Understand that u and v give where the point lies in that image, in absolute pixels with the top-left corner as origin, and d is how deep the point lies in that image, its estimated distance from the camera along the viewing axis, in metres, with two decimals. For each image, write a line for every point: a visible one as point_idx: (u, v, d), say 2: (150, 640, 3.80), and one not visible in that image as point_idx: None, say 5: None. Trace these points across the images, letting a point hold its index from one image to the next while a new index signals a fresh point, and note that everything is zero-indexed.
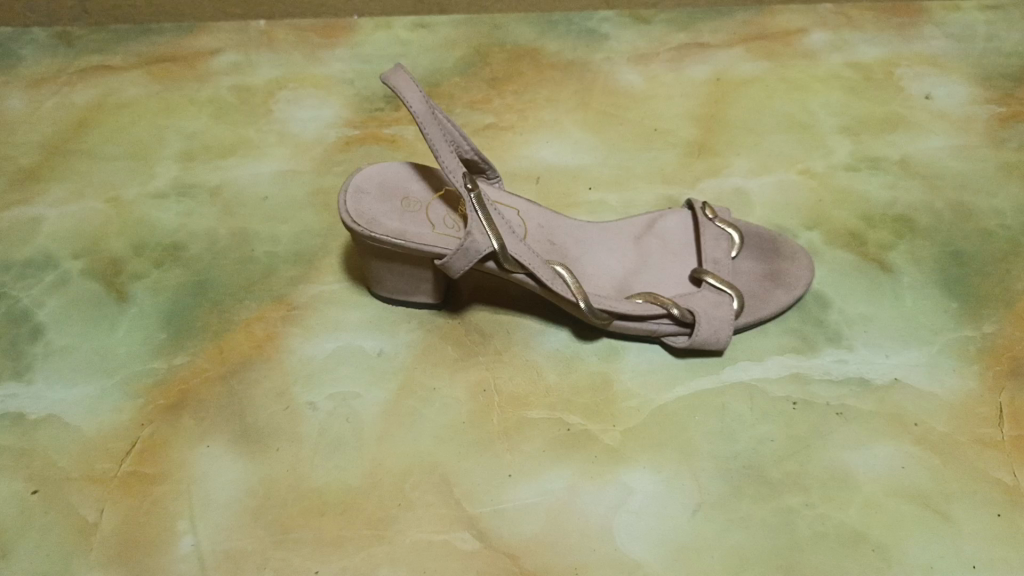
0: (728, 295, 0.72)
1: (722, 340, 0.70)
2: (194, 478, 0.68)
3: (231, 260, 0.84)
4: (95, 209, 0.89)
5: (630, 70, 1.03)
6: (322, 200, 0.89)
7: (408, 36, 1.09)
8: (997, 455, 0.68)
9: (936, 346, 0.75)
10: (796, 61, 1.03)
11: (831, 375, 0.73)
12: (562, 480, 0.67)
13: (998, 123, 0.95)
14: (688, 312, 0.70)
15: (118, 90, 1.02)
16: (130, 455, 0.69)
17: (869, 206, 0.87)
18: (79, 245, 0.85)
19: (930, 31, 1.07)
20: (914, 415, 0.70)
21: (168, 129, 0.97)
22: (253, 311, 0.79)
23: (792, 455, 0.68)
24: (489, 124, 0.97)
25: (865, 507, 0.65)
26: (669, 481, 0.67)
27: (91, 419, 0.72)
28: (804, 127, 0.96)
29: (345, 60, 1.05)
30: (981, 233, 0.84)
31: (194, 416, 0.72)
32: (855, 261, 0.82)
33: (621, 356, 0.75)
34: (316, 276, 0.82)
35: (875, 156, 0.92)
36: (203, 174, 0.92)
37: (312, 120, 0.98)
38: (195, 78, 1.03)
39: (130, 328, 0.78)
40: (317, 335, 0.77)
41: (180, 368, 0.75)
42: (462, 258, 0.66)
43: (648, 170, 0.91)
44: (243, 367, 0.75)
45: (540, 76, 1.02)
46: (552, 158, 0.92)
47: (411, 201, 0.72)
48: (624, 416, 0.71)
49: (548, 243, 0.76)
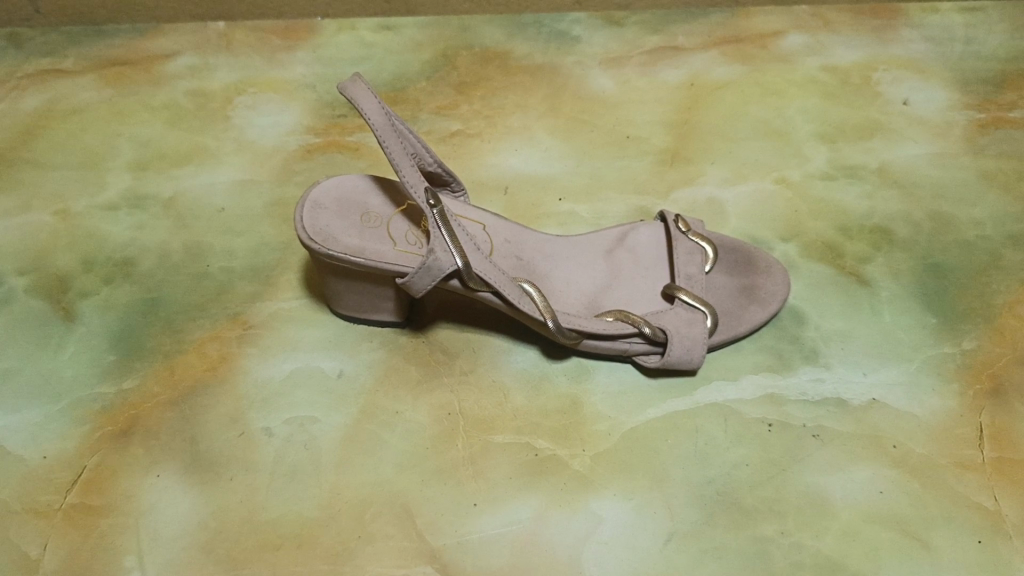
0: (702, 312, 0.69)
1: (695, 359, 0.68)
2: (144, 511, 0.65)
3: (185, 276, 0.80)
4: (43, 221, 0.85)
5: (603, 74, 1.00)
6: (281, 212, 0.86)
7: (373, 38, 1.05)
8: (977, 478, 0.66)
9: (915, 363, 0.72)
10: (771, 65, 1.01)
11: (807, 395, 0.71)
12: (529, 509, 0.64)
13: (977, 129, 0.93)
14: (661, 330, 0.68)
15: (69, 95, 0.98)
16: (76, 486, 0.66)
17: (846, 216, 0.85)
18: (25, 260, 0.81)
19: (908, 34, 1.05)
20: (892, 437, 0.68)
21: (121, 137, 0.93)
22: (207, 330, 0.76)
23: (767, 481, 0.65)
24: (456, 131, 0.93)
25: (843, 535, 0.63)
26: (641, 508, 0.64)
27: (35, 447, 0.68)
28: (780, 134, 0.93)
29: (306, 64, 1.02)
30: (960, 245, 0.82)
31: (143, 443, 0.68)
32: (831, 275, 0.79)
33: (591, 375, 0.72)
34: (275, 293, 0.79)
35: (852, 164, 0.90)
36: (157, 184, 0.88)
37: (271, 127, 0.94)
38: (150, 82, 1.00)
39: (78, 350, 0.74)
40: (275, 356, 0.74)
41: (129, 392, 0.72)
42: (425, 277, 0.63)
43: (621, 179, 0.88)
44: (196, 391, 0.72)
45: (509, 81, 0.99)
46: (520, 167, 0.89)
47: (371, 216, 0.69)
48: (594, 439, 0.68)
49: (515, 259, 0.73)
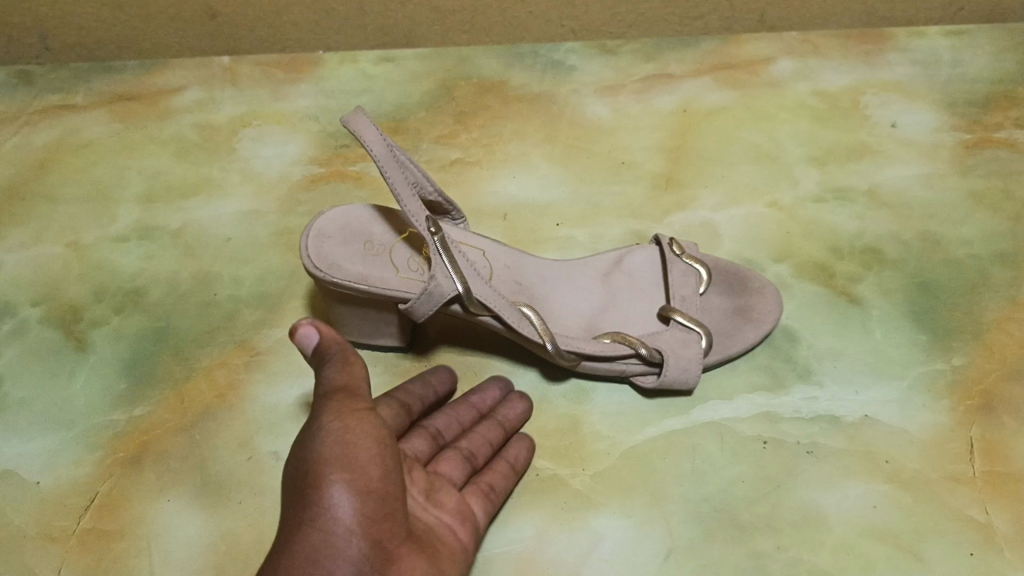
0: (696, 333, 0.71)
1: (691, 379, 0.69)
2: (156, 534, 0.66)
3: (193, 304, 0.82)
4: (55, 253, 0.87)
5: (598, 102, 1.03)
6: (286, 240, 0.88)
7: (374, 70, 1.08)
8: (969, 492, 0.67)
9: (906, 380, 0.74)
10: (762, 90, 1.03)
11: (801, 413, 0.72)
12: (531, 528, 0.66)
13: (964, 150, 0.95)
14: (657, 351, 0.70)
15: (79, 130, 1.01)
16: (89, 511, 0.68)
17: (837, 237, 0.87)
18: (38, 292, 0.84)
19: (896, 57, 1.07)
20: (885, 452, 0.70)
21: (130, 169, 0.96)
22: (215, 357, 0.78)
23: (763, 498, 0.67)
24: (455, 159, 0.96)
25: (838, 549, 0.64)
26: (639, 525, 0.66)
27: (50, 473, 0.70)
28: (771, 157, 0.95)
29: (309, 96, 1.05)
30: (949, 263, 0.84)
31: (155, 468, 0.70)
32: (824, 295, 0.81)
33: (590, 397, 0.74)
34: (280, 319, 0.81)
35: (842, 186, 0.92)
36: (165, 216, 0.91)
37: (276, 158, 0.97)
38: (157, 116, 1.02)
39: (90, 378, 0.76)
40: (282, 382, 0.76)
41: (140, 419, 0.73)
42: (427, 302, 0.65)
43: (617, 204, 0.90)
44: (205, 417, 0.73)
45: (506, 110, 1.02)
46: (518, 194, 0.92)
47: (374, 244, 0.71)
48: (593, 459, 0.70)
49: (515, 283, 0.75)
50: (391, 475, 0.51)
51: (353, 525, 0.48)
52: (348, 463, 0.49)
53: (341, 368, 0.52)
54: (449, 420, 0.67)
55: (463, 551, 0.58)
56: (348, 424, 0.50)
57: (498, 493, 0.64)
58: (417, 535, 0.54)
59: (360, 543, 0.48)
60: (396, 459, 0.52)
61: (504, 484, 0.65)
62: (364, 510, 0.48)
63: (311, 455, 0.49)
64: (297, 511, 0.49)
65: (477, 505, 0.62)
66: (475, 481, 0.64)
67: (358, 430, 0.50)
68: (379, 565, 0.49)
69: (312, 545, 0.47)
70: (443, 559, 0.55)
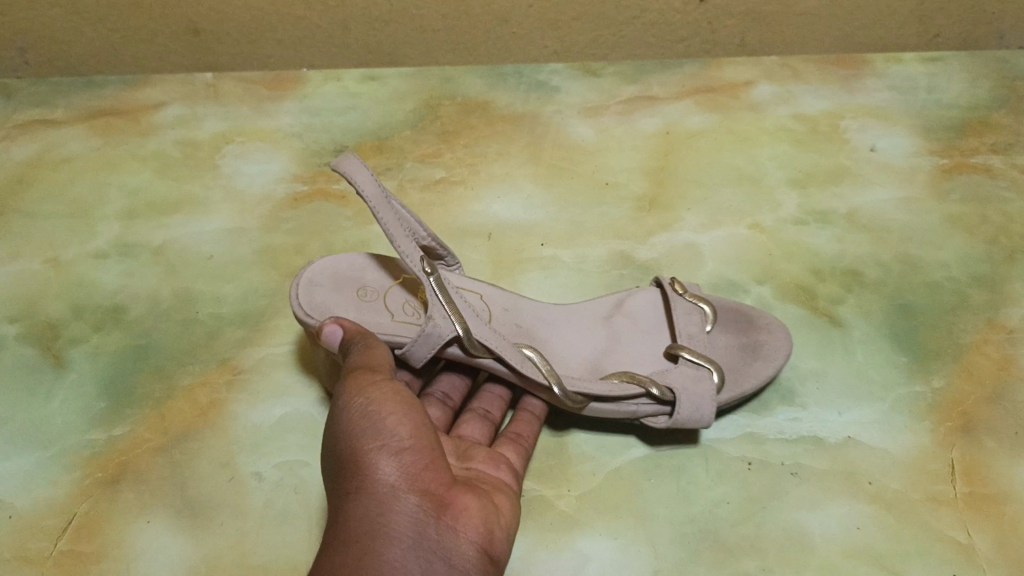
0: (706, 368, 0.70)
1: (705, 417, 0.67)
2: (134, 556, 0.65)
3: (174, 322, 0.81)
4: (33, 269, 0.86)
5: (581, 123, 1.03)
6: (270, 258, 0.87)
7: (358, 88, 1.08)
8: (950, 512, 0.68)
9: (887, 402, 0.75)
10: (744, 113, 1.05)
11: (785, 434, 0.73)
12: (517, 549, 0.66)
13: (941, 174, 0.97)
14: (668, 389, 0.68)
15: (58, 145, 1.00)
16: (67, 532, 0.67)
17: (818, 259, 0.88)
18: (15, 309, 0.82)
19: (874, 83, 1.09)
20: (867, 473, 0.70)
21: (111, 185, 0.95)
22: (196, 375, 0.77)
23: (748, 519, 0.67)
24: (440, 179, 0.96)
25: (823, 570, 0.64)
26: (625, 547, 0.66)
27: (26, 494, 0.69)
28: (753, 180, 0.96)
29: (293, 114, 1.04)
30: (929, 286, 0.85)
31: (134, 489, 0.69)
32: (806, 316, 0.82)
33: (576, 420, 0.74)
34: (263, 338, 0.80)
35: (822, 209, 0.93)
36: (146, 232, 0.90)
37: (259, 175, 0.96)
38: (138, 132, 1.02)
39: (68, 397, 0.75)
40: (264, 401, 0.75)
41: (119, 438, 0.72)
42: (425, 344, 0.64)
43: (601, 225, 0.91)
44: (187, 436, 0.72)
45: (490, 130, 1.02)
46: (502, 214, 0.92)
47: (367, 291, 0.70)
48: (579, 480, 0.70)
49: (515, 326, 0.75)
50: (422, 429, 0.57)
51: (396, 480, 0.54)
52: (376, 431, 0.56)
53: (362, 352, 0.61)
54: (452, 381, 0.73)
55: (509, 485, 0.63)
56: (371, 395, 0.57)
57: (527, 437, 0.69)
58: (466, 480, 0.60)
59: (406, 495, 0.54)
60: (425, 416, 0.59)
61: (533, 430, 0.70)
62: (402, 467, 0.55)
63: (346, 434, 0.57)
64: (346, 485, 0.56)
65: (511, 454, 0.67)
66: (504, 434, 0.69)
67: (380, 398, 0.57)
68: (432, 508, 0.54)
69: (363, 507, 0.54)
70: (493, 493, 0.60)
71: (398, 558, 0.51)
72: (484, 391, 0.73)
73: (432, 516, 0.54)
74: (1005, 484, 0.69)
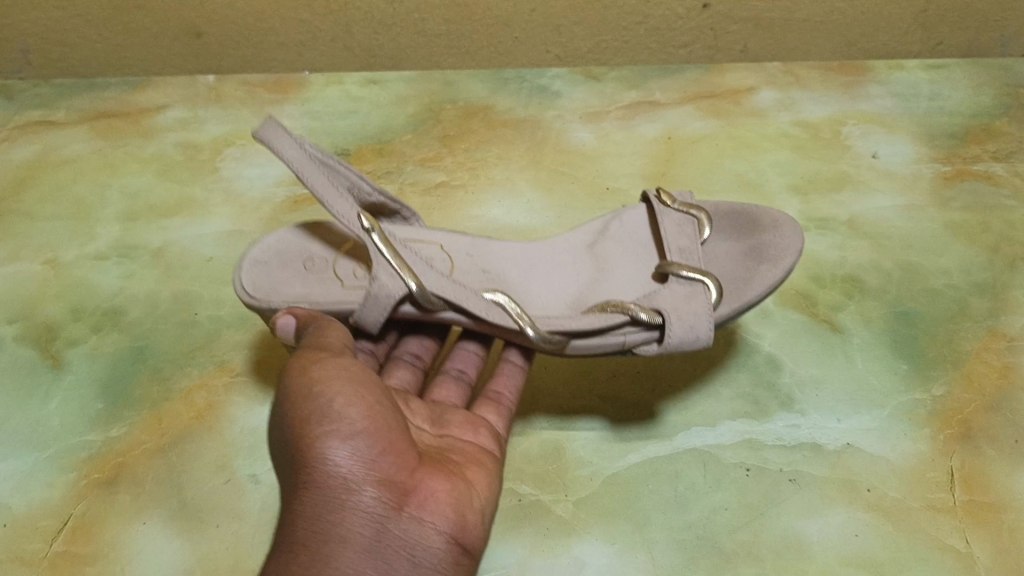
0: (699, 283, 0.64)
1: (701, 335, 0.61)
2: (130, 558, 0.65)
3: (173, 324, 0.81)
4: (32, 271, 0.86)
5: (582, 128, 1.03)
6: None
7: (359, 92, 1.08)
8: (949, 520, 0.67)
9: (887, 410, 0.75)
10: (745, 119, 1.05)
11: (783, 441, 0.72)
12: (514, 555, 0.65)
13: (942, 182, 0.96)
14: (656, 312, 0.63)
15: (59, 147, 1.00)
16: (62, 534, 0.66)
17: (818, 266, 0.87)
18: (14, 311, 0.82)
19: (875, 90, 1.09)
20: (866, 481, 0.70)
21: (111, 187, 0.95)
22: (194, 378, 0.77)
23: (746, 526, 0.67)
24: (439, 183, 0.96)
25: None
26: (622, 553, 0.65)
27: (21, 495, 0.69)
28: (754, 186, 0.96)
29: (295, 117, 1.04)
30: (929, 293, 0.84)
31: (130, 491, 0.69)
32: (806, 323, 0.82)
33: (574, 424, 0.74)
34: (261, 340, 0.80)
35: (823, 216, 0.93)
36: (146, 234, 0.90)
37: (259, 178, 0.96)
38: (139, 134, 1.02)
39: (65, 398, 0.75)
40: (261, 404, 0.75)
41: (116, 440, 0.72)
42: (374, 307, 0.63)
43: None
44: (183, 439, 0.72)
45: (491, 134, 1.02)
46: (502, 218, 0.92)
47: (315, 263, 0.70)
48: (577, 485, 0.70)
49: (483, 271, 0.73)
50: (377, 411, 0.55)
51: (349, 470, 0.52)
52: (324, 417, 0.53)
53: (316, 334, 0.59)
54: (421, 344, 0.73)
55: (482, 459, 0.61)
56: (320, 379, 0.55)
57: (507, 397, 0.69)
58: (432, 458, 0.58)
59: (361, 486, 0.52)
60: (379, 396, 0.56)
61: (515, 383, 0.70)
62: (355, 455, 0.52)
63: (293, 421, 0.54)
64: (297, 477, 0.53)
65: (490, 415, 0.67)
66: (486, 394, 0.69)
67: (329, 382, 0.55)
68: (392, 500, 0.52)
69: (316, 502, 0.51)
70: (462, 472, 0.58)
71: (354, 559, 0.49)
72: (459, 349, 0.73)
73: (392, 509, 0.52)
74: (1004, 493, 0.69)
